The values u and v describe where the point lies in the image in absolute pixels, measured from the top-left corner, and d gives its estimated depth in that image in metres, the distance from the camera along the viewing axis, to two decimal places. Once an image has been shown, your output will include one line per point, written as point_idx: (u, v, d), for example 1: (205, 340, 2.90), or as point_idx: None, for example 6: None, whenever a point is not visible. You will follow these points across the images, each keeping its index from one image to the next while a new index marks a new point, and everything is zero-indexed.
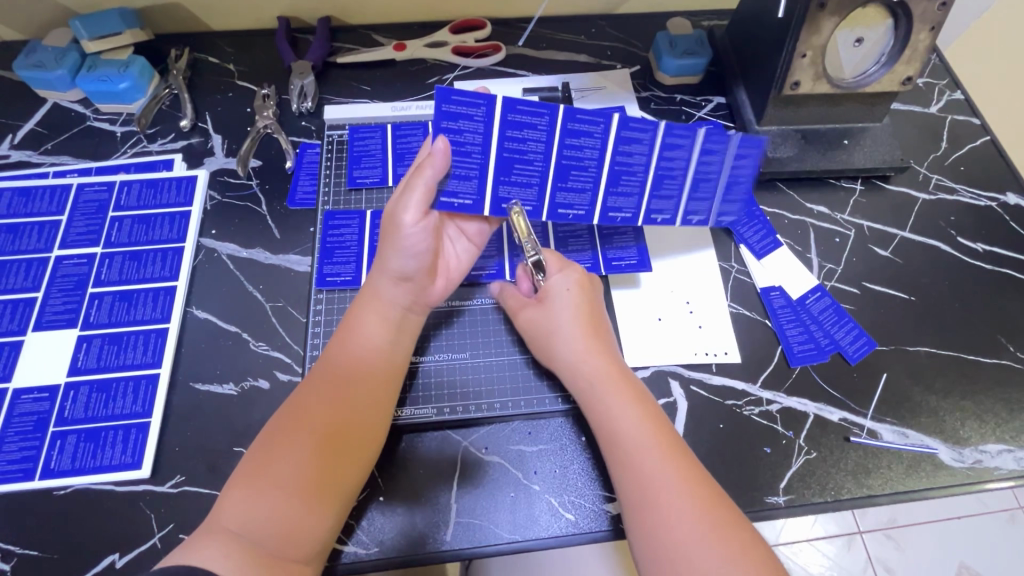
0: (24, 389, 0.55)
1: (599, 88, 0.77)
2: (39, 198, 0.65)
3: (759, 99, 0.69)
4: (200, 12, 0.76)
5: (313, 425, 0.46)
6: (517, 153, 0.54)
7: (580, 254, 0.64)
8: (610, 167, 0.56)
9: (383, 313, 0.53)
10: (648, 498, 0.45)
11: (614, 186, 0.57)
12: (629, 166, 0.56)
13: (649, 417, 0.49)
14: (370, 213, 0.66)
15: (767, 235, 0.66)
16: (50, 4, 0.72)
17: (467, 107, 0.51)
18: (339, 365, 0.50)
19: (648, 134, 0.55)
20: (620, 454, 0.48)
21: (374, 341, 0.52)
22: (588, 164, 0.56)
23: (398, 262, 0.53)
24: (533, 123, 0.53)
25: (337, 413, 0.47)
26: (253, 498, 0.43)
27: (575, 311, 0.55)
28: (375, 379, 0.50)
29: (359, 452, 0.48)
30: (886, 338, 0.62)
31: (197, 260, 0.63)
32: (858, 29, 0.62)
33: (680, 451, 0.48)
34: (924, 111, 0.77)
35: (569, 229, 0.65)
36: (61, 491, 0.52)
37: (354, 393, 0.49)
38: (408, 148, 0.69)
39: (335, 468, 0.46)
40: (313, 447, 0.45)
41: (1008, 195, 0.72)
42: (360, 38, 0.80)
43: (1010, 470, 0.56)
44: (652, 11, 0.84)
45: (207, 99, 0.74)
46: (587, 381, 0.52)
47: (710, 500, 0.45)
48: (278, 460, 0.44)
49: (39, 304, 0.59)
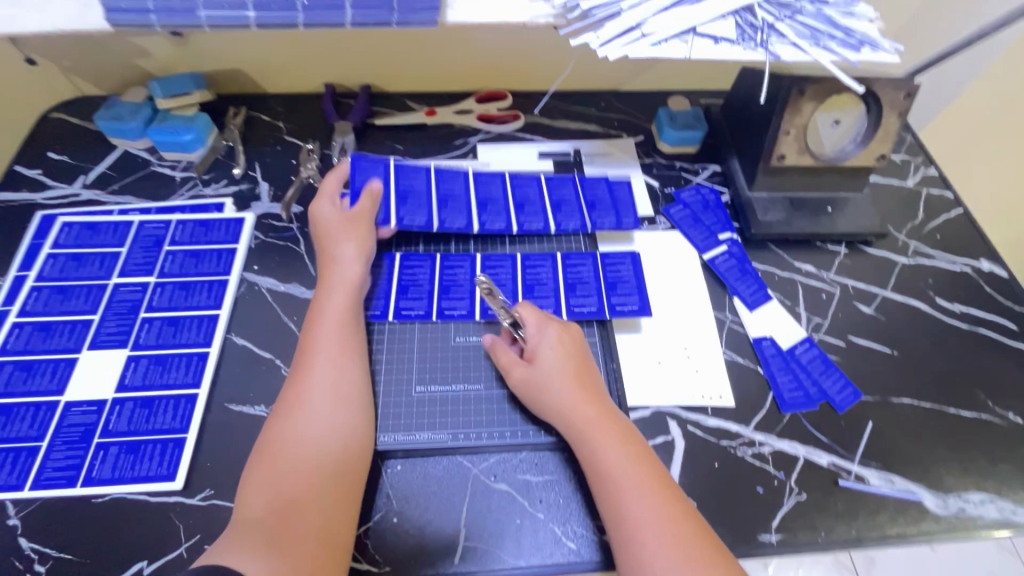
0: (74, 402, 0.60)
1: (606, 154, 0.86)
2: (104, 231, 0.73)
3: (751, 168, 0.77)
4: (259, 77, 0.88)
5: (288, 414, 0.54)
6: (486, 197, 0.75)
7: (586, 298, 0.69)
8: (550, 199, 0.77)
9: (336, 296, 0.62)
10: (635, 535, 0.49)
11: (558, 210, 0.76)
12: (564, 198, 0.77)
13: (636, 456, 0.54)
14: (398, 255, 0.72)
15: (758, 289, 0.73)
16: (132, 67, 0.83)
17: (450, 177, 0.77)
18: (302, 351, 0.58)
19: (569, 184, 0.79)
20: (607, 492, 0.52)
21: (328, 320, 0.60)
22: (533, 202, 0.77)
23: (348, 250, 0.65)
24: (491, 181, 0.78)
25: (307, 393, 0.55)
26: (259, 484, 0.50)
27: (562, 362, 0.60)
28: (332, 349, 0.58)
29: (335, 424, 0.54)
30: (870, 389, 0.67)
31: (239, 291, 0.70)
32: (835, 111, 0.72)
33: (665, 485, 0.52)
34: (901, 183, 0.86)
35: (577, 277, 0.71)
36: (99, 499, 0.56)
37: (316, 369, 0.56)
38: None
39: (315, 443, 0.52)
40: (296, 432, 0.52)
41: (981, 262, 0.78)
42: (396, 104, 0.90)
43: (993, 519, 0.59)
44: (655, 89, 0.95)
45: (259, 151, 0.83)
46: (576, 424, 0.56)
47: (695, 533, 0.49)
48: (273, 447, 0.52)
49: (95, 325, 0.65)
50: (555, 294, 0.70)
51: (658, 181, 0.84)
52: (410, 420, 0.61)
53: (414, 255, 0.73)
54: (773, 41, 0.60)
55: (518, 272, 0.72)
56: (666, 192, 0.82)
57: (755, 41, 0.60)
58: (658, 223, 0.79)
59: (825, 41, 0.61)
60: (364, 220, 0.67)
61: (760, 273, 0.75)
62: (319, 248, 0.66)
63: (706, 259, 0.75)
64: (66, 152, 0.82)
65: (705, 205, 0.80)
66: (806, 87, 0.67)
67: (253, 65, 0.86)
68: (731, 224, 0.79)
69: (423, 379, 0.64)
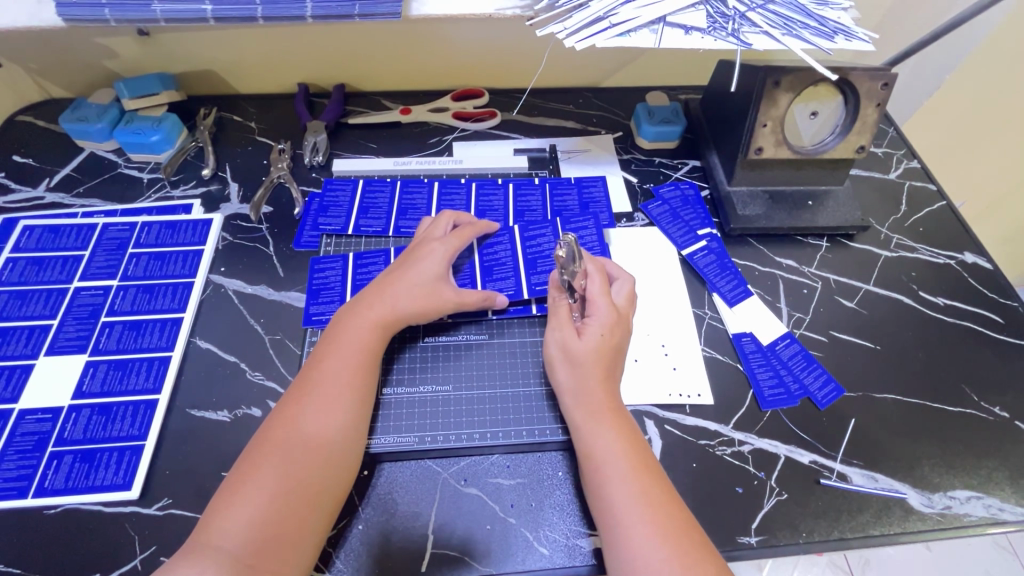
0: (29, 410, 0.58)
1: (584, 151, 0.84)
2: (67, 234, 0.71)
3: (729, 163, 0.76)
4: (231, 78, 0.86)
5: (297, 437, 0.50)
6: (448, 205, 0.76)
7: (547, 273, 0.68)
8: (514, 207, 0.76)
9: (365, 327, 0.57)
10: (623, 531, 0.48)
11: (521, 217, 0.75)
12: (529, 206, 0.76)
13: (630, 453, 0.52)
14: (352, 256, 0.71)
15: (738, 285, 0.71)
16: (100, 68, 0.82)
17: (414, 187, 0.78)
18: (315, 370, 0.54)
19: (537, 192, 0.78)
20: (594, 483, 0.51)
21: (355, 348, 0.56)
22: (497, 209, 0.76)
23: (417, 297, 0.60)
24: (456, 191, 0.77)
25: (318, 417, 0.51)
26: (245, 499, 0.46)
27: (603, 346, 0.57)
28: (350, 376, 0.54)
29: (338, 463, 0.51)
30: (852, 384, 0.65)
31: (204, 294, 0.68)
32: (812, 102, 0.70)
33: (655, 481, 0.50)
34: (883, 176, 0.84)
35: (537, 251, 0.70)
36: (52, 510, 0.53)
37: (337, 399, 0.53)
38: (412, 203, 0.76)
39: (319, 479, 0.49)
40: (300, 458, 0.49)
41: (965, 254, 0.76)
42: (370, 103, 0.89)
43: (980, 516, 0.57)
44: (634, 85, 0.94)
45: (229, 152, 0.82)
46: (582, 412, 0.55)
47: (682, 532, 0.47)
48: (267, 467, 0.48)
49: (53, 331, 0.63)
50: (515, 274, 0.69)
51: (636, 177, 0.82)
52: (377, 422, 0.59)
53: (367, 253, 0.71)
54: (746, 30, 0.59)
55: (475, 256, 0.70)
56: (645, 188, 0.81)
57: (727, 31, 0.59)
58: (636, 219, 0.78)
59: (798, 30, 0.59)
60: (420, 248, 0.65)
61: (740, 268, 0.74)
62: (418, 286, 0.61)
63: (684, 255, 0.74)
64: (31, 154, 0.80)
65: (684, 200, 0.79)
66: (782, 79, 0.66)
67: (224, 65, 0.84)
68: (711, 220, 0.77)
69: (392, 381, 0.62)
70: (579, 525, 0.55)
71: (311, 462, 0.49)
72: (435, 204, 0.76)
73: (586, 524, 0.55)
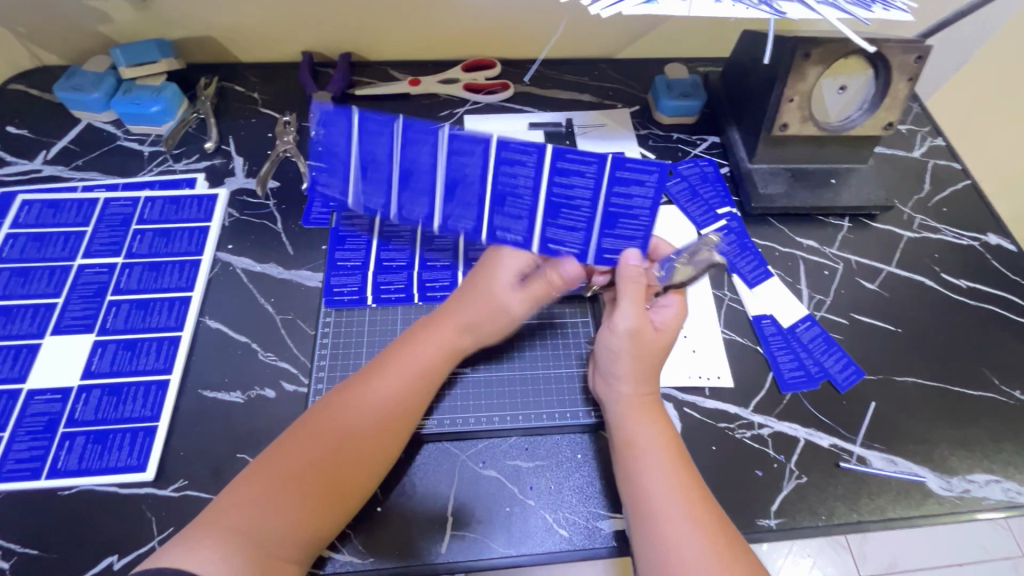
0: (37, 391, 0.57)
1: (600, 126, 0.82)
2: (68, 210, 0.69)
3: (751, 138, 0.74)
4: (232, 45, 0.82)
5: (341, 432, 0.49)
6: None
7: (569, 231, 0.60)
8: (494, 188, 0.59)
9: (428, 340, 0.56)
10: (658, 522, 0.47)
11: (499, 207, 0.60)
12: (462, 175, 0.59)
13: (662, 441, 0.52)
14: (376, 238, 0.69)
15: (759, 266, 0.70)
16: (93, 33, 0.78)
17: None
18: (372, 371, 0.54)
19: (478, 147, 0.57)
20: (628, 471, 0.51)
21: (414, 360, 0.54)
22: (470, 181, 0.59)
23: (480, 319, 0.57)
24: (414, 152, 0.58)
25: (364, 413, 0.50)
26: (267, 484, 0.45)
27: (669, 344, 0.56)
28: (401, 378, 0.53)
29: (377, 460, 0.50)
30: (873, 367, 0.64)
31: (212, 272, 0.66)
32: (842, 76, 0.67)
33: (686, 470, 0.50)
34: (907, 154, 0.82)
35: (566, 195, 0.59)
36: (66, 491, 0.53)
37: (385, 397, 0.52)
38: (416, 163, 0.59)
39: (355, 474, 0.48)
40: (337, 452, 0.48)
41: (989, 236, 0.75)
42: (377, 73, 0.85)
43: (998, 500, 0.57)
44: (652, 57, 0.90)
45: (231, 124, 0.79)
46: (622, 401, 0.54)
47: (714, 523, 0.47)
48: (305, 457, 0.47)
49: (58, 309, 0.62)
50: (528, 215, 0.60)
51: (655, 153, 0.80)
52: None
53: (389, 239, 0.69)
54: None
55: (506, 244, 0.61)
56: None
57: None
58: None
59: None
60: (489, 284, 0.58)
61: (760, 248, 0.72)
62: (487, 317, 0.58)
63: (704, 235, 0.72)
64: (26, 125, 0.77)
65: (703, 177, 0.77)
66: (811, 51, 0.63)
67: (224, 31, 0.80)
68: (730, 198, 0.75)
69: None
70: (598, 507, 0.54)
71: (352, 456, 0.48)
72: (444, 170, 0.59)
73: (606, 507, 0.54)
